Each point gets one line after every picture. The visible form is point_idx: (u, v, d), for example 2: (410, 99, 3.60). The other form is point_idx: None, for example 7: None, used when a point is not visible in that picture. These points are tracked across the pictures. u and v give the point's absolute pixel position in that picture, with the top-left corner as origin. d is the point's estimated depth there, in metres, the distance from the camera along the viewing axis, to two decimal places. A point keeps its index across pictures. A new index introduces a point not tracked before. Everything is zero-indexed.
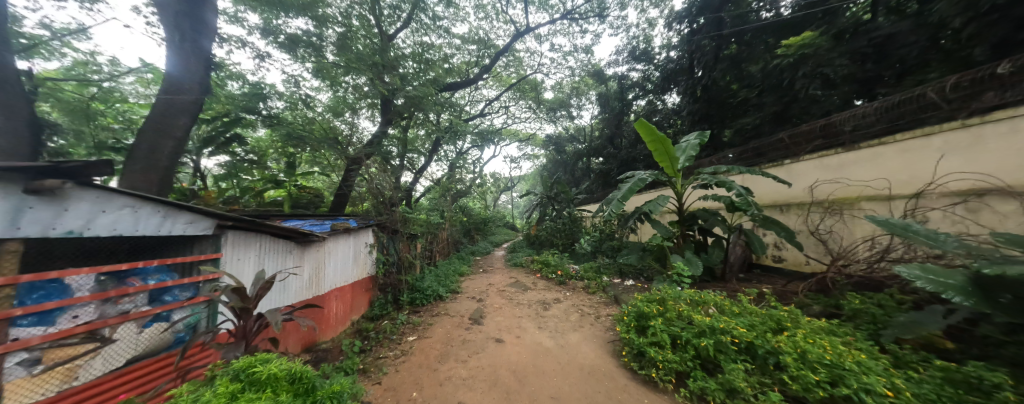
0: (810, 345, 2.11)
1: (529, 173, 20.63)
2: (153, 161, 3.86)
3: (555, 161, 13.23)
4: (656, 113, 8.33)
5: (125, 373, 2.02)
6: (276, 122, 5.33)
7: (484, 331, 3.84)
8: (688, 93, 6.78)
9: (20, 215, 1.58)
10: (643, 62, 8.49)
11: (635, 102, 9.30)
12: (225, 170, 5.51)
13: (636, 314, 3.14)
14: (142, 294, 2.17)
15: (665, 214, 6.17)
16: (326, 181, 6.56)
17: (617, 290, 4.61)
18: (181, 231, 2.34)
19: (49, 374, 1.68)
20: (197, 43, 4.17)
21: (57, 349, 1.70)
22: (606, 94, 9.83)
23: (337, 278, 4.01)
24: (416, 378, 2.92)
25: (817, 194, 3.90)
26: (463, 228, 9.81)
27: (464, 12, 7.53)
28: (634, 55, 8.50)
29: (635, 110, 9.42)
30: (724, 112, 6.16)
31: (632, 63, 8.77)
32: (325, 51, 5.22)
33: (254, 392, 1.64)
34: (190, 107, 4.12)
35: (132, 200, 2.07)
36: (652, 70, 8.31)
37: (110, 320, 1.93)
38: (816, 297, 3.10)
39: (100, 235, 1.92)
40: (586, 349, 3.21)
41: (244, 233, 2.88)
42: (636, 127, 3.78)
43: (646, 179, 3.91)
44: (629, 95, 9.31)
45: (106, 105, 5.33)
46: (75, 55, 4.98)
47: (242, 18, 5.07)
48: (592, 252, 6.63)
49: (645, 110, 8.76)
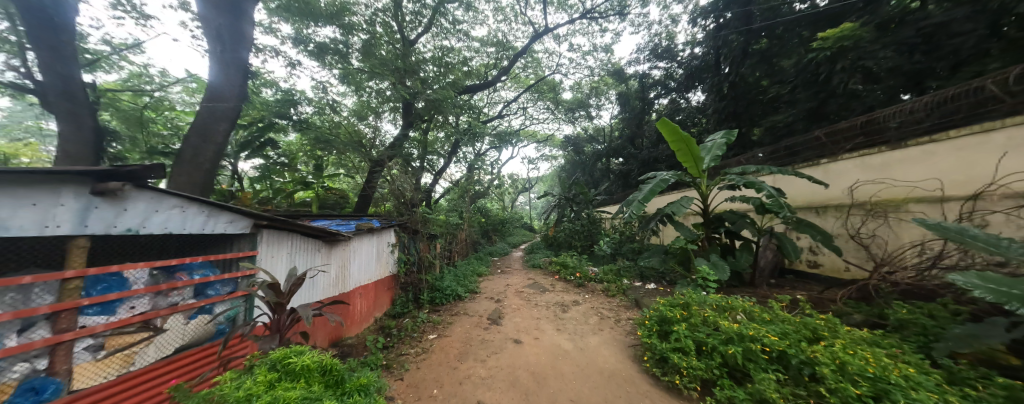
0: (850, 356, 1.97)
1: (547, 174, 20.50)
2: (196, 164, 4.15)
3: (573, 162, 13.06)
4: (679, 112, 8.08)
5: (175, 360, 2.20)
6: (306, 127, 5.59)
7: (503, 331, 3.86)
8: (714, 90, 6.52)
9: (87, 215, 1.77)
10: (666, 60, 8.26)
11: (657, 101, 9.05)
12: (260, 172, 5.85)
13: (659, 319, 3.07)
14: (189, 287, 2.34)
15: (689, 215, 5.96)
16: (350, 183, 6.79)
17: (638, 293, 4.50)
18: (222, 229, 2.50)
19: (111, 360, 1.88)
20: (235, 54, 4.43)
21: (116, 336, 1.93)
22: (626, 94, 9.64)
23: (361, 276, 4.14)
24: (437, 376, 2.98)
25: (858, 195, 3.65)
26: (481, 228, 9.88)
27: (484, 15, 7.58)
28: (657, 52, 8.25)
29: (656, 109, 9.16)
30: (753, 110, 5.84)
31: (653, 61, 8.55)
32: (350, 57, 5.51)
33: (290, 381, 1.74)
34: (230, 114, 4.39)
35: (181, 200, 2.24)
36: (675, 68, 8.11)
37: (161, 311, 2.11)
38: (856, 306, 2.90)
39: (153, 232, 2.10)
40: (606, 352, 3.16)
41: (278, 232, 3.03)
42: (657, 127, 3.67)
43: (669, 181, 3.80)
44: (650, 94, 9.09)
45: (157, 113, 5.78)
46: (131, 68, 5.46)
47: (276, 29, 5.37)
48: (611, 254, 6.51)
49: (667, 109, 8.54)
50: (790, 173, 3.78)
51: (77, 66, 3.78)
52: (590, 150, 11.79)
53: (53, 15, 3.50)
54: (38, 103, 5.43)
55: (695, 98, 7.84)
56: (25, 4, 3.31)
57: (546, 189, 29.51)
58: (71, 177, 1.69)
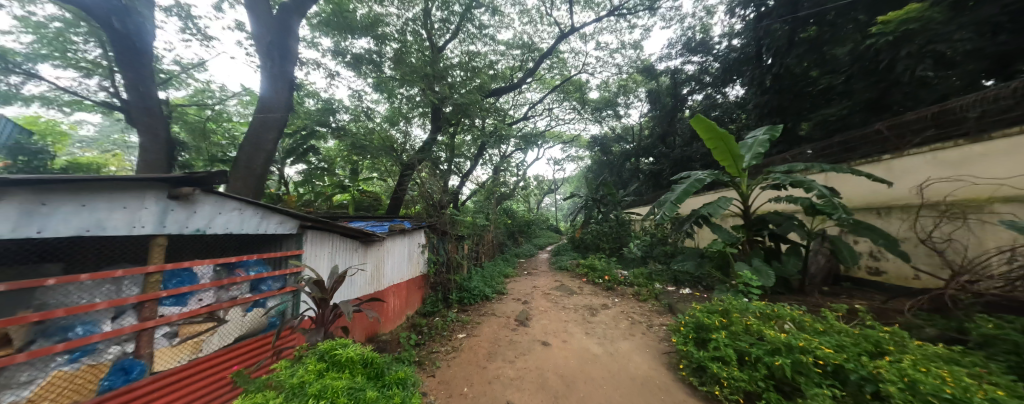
0: (922, 374, 1.73)
1: (573, 175, 20.19)
2: (250, 170, 4.52)
3: (600, 162, 12.75)
4: (715, 108, 7.67)
5: (236, 348, 2.44)
6: (343, 133, 5.93)
7: (530, 333, 3.86)
8: (754, 83, 6.11)
9: (166, 217, 2.01)
10: (701, 53, 7.96)
11: (691, 97, 8.80)
12: (303, 176, 6.29)
13: (695, 326, 2.93)
14: (246, 283, 2.58)
15: (727, 216, 5.64)
16: (383, 186, 7.09)
17: (671, 298, 4.32)
18: (274, 229, 2.72)
19: (185, 345, 2.15)
20: (283, 69, 4.80)
21: (188, 325, 2.17)
22: (657, 91, 9.47)
23: (394, 275, 4.31)
24: (467, 374, 3.03)
25: (930, 194, 3.26)
26: (507, 230, 9.96)
27: (509, 18, 7.63)
28: (690, 47, 8.03)
29: (690, 106, 9.00)
30: (800, 103, 5.38)
31: (686, 55, 8.26)
32: (383, 66, 5.82)
33: (337, 371, 1.85)
34: (278, 123, 4.75)
35: (240, 203, 2.46)
36: (711, 61, 7.74)
37: (223, 304, 2.35)
38: (928, 318, 2.60)
39: (218, 232, 2.33)
40: (638, 358, 3.06)
41: (321, 233, 3.25)
42: (692, 124, 3.52)
43: (706, 180, 3.62)
44: (683, 90, 8.82)
45: (217, 124, 6.37)
46: (197, 85, 6.12)
47: (317, 43, 5.75)
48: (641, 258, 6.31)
49: (702, 106, 8.19)
50: (845, 170, 3.46)
51: (153, 85, 4.26)
52: (618, 150, 11.49)
53: (134, 41, 3.99)
54: (124, 119, 6.22)
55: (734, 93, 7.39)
56: (113, 32, 3.81)
57: (570, 190, 29.18)
58: (154, 183, 1.95)
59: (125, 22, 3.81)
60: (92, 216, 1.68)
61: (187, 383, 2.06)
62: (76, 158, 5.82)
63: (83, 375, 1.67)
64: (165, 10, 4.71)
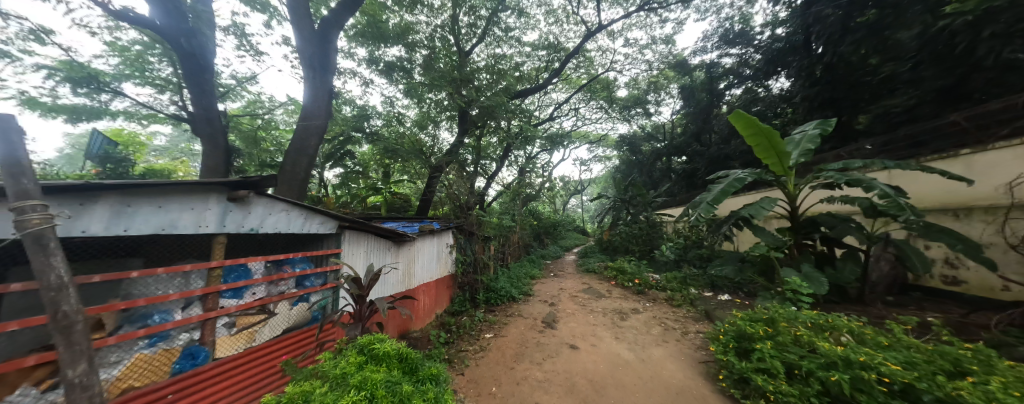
0: (1017, 399, 1.45)
1: (599, 175, 19.75)
2: (295, 174, 4.87)
3: (628, 162, 12.37)
4: (757, 102, 7.14)
5: (284, 339, 2.63)
6: (377, 138, 6.22)
7: (558, 335, 3.82)
8: (802, 75, 5.64)
9: (226, 217, 2.21)
10: (739, 45, 7.51)
11: (729, 92, 8.30)
12: (341, 179, 6.67)
13: (736, 335, 2.76)
14: (292, 279, 2.77)
15: (770, 218, 5.26)
16: (413, 188, 7.33)
17: (709, 304, 4.10)
18: (316, 229, 2.90)
19: (242, 334, 2.35)
20: (323, 79, 5.13)
21: (244, 316, 2.37)
22: (691, 87, 9.09)
23: (424, 274, 4.44)
24: (496, 374, 3.06)
25: (1019, 194, 2.81)
26: (533, 231, 9.93)
27: (535, 19, 7.63)
28: (727, 39, 7.60)
29: (729, 101, 8.49)
30: (858, 94, 4.86)
31: (724, 47, 7.85)
32: (413, 72, 6.13)
33: (375, 364, 1.93)
34: (318, 130, 5.07)
35: (287, 205, 2.65)
36: (752, 53, 7.27)
37: (272, 298, 2.54)
38: (1022, 336, 2.27)
39: (269, 231, 2.52)
40: (673, 367, 2.92)
41: (357, 233, 3.42)
42: (730, 120, 3.34)
43: (748, 179, 3.40)
44: (720, 85, 8.37)
45: (267, 132, 6.95)
46: (250, 97, 6.76)
47: (354, 53, 6.07)
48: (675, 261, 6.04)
49: (741, 100, 7.70)
50: (913, 167, 3.10)
51: (214, 99, 4.72)
52: (647, 149, 11.10)
53: (199, 60, 4.45)
54: (190, 129, 6.92)
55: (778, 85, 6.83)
56: (181, 52, 4.28)
57: (596, 190, 28.48)
58: (217, 187, 2.15)
59: (193, 42, 4.28)
60: (167, 216, 1.90)
61: (243, 368, 2.25)
62: (153, 165, 6.56)
63: (159, 358, 1.89)
64: (224, 30, 5.21)
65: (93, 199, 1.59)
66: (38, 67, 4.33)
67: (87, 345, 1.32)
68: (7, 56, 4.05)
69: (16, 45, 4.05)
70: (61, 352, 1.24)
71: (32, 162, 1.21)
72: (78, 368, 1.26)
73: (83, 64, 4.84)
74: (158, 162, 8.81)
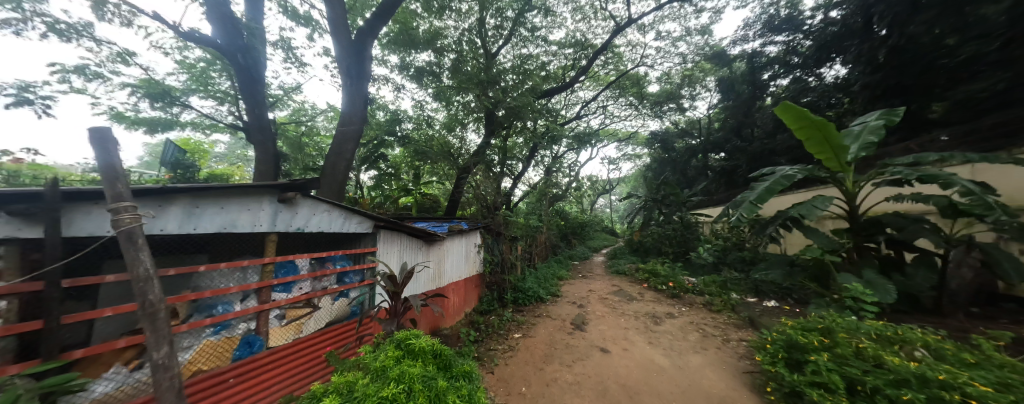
0: None
1: (628, 174, 19.12)
2: (335, 177, 5.17)
3: (659, 160, 11.88)
4: (806, 92, 6.56)
5: (328, 331, 2.81)
6: (408, 141, 6.47)
7: (588, 338, 3.76)
8: (860, 60, 5.11)
9: (276, 217, 2.40)
10: (786, 31, 6.93)
11: (773, 83, 7.70)
12: (375, 181, 7.00)
13: (786, 344, 2.55)
14: (333, 275, 2.95)
15: (824, 219, 4.82)
16: (442, 189, 7.53)
17: (752, 311, 3.84)
18: (353, 228, 3.07)
19: (292, 325, 2.53)
20: (359, 87, 5.41)
21: (293, 309, 2.55)
22: (730, 79, 8.54)
23: (454, 273, 4.55)
24: (526, 374, 3.06)
25: None
26: (560, 232, 9.84)
27: (562, 17, 7.54)
28: (772, 26, 7.04)
29: (773, 93, 7.88)
30: (932, 79, 4.31)
31: (768, 35, 7.32)
32: (442, 76, 6.30)
33: (412, 359, 2.00)
34: (355, 135, 5.34)
35: (328, 205, 2.83)
36: (801, 39, 6.71)
37: (316, 293, 2.71)
38: None
39: (313, 231, 2.71)
40: (713, 376, 2.76)
41: (391, 232, 3.57)
42: (777, 113, 3.12)
43: (797, 176, 3.15)
44: (763, 76, 7.78)
45: (310, 138, 7.47)
46: (296, 106, 7.34)
47: (386, 60, 6.34)
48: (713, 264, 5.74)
49: (787, 91, 7.11)
50: (1005, 160, 2.70)
51: (265, 109, 5.14)
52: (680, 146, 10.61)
53: (252, 73, 4.86)
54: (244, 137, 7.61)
55: (834, 72, 6.18)
56: (238, 67, 4.71)
57: (625, 190, 27.57)
58: (269, 189, 2.34)
59: (247, 57, 4.70)
60: (228, 216, 2.09)
61: (293, 357, 2.44)
62: (215, 170, 7.29)
63: (223, 345, 2.08)
64: (273, 45, 5.66)
65: (168, 201, 1.78)
66: (124, 86, 4.96)
67: (168, 330, 1.46)
68: (101, 77, 4.66)
69: (107, 67, 4.65)
70: (148, 336, 1.38)
71: (124, 167, 1.37)
72: (161, 351, 1.40)
73: (158, 82, 5.47)
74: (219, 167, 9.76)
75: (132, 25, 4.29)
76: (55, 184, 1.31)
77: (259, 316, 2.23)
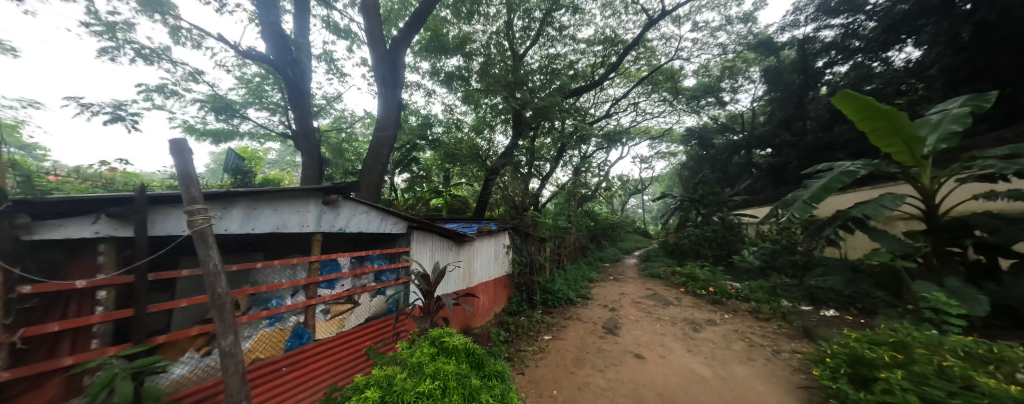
0: None
1: (661, 173, 18.29)
2: (372, 180, 5.44)
3: (695, 158, 11.25)
4: (869, 79, 5.89)
5: (367, 327, 2.95)
6: (438, 145, 6.68)
7: (621, 343, 3.64)
8: (938, 40, 4.49)
9: (321, 218, 2.56)
10: (845, 13, 6.27)
11: (830, 70, 7.00)
12: (408, 184, 7.28)
13: (850, 359, 2.30)
14: (371, 273, 3.09)
15: (895, 220, 4.29)
16: (471, 191, 7.66)
17: (808, 321, 3.52)
18: (389, 229, 3.21)
19: (335, 319, 2.69)
20: (393, 94, 5.66)
21: (336, 304, 2.71)
22: (778, 69, 8.09)
23: (483, 273, 4.61)
24: (557, 377, 3.03)
25: None
26: (590, 233, 9.62)
27: (591, 14, 7.40)
28: (828, 8, 6.42)
29: (829, 81, 7.14)
30: None
31: (823, 19, 6.70)
32: (470, 80, 6.46)
33: (446, 356, 2.04)
34: (389, 140, 5.60)
35: (366, 207, 2.97)
36: (863, 20, 6.04)
37: (356, 290, 2.86)
38: None
39: (353, 231, 2.87)
40: (763, 389, 2.57)
41: (424, 233, 3.69)
42: (835, 102, 2.88)
43: (861, 173, 2.87)
44: (817, 63, 7.11)
45: (349, 144, 7.94)
46: (337, 114, 7.88)
47: (418, 67, 6.58)
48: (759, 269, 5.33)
49: (845, 79, 6.43)
50: None
51: (310, 118, 5.51)
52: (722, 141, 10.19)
53: (298, 85, 5.26)
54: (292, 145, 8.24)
55: (904, 54, 5.52)
56: (288, 79, 5.12)
57: (657, 190, 26.38)
58: (315, 192, 2.51)
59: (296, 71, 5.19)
60: (281, 217, 2.27)
61: (337, 350, 2.60)
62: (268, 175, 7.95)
63: (277, 335, 2.26)
64: (318, 58, 6.10)
65: (232, 203, 1.97)
66: (194, 101, 5.56)
67: (234, 320, 1.59)
68: (176, 94, 5.27)
69: (181, 85, 5.25)
70: (217, 325, 1.51)
71: (197, 173, 1.53)
72: (228, 340, 1.53)
73: (222, 96, 6.08)
74: (270, 172, 10.67)
75: (201, 47, 4.82)
76: (142, 189, 1.50)
77: (306, 310, 2.39)
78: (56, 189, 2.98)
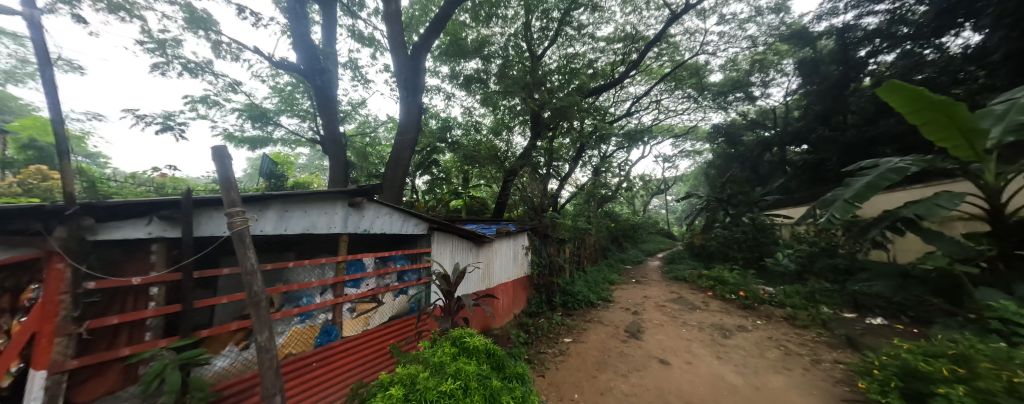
0: None
1: (684, 172, 17.63)
2: (394, 182, 5.59)
3: (721, 156, 10.78)
4: (918, 69, 5.42)
5: (391, 325, 3.03)
6: (458, 147, 6.77)
7: (645, 348, 3.54)
8: (1002, 23, 4.06)
9: (347, 219, 2.66)
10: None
11: (873, 60, 6.49)
12: (429, 186, 7.42)
13: (902, 372, 2.13)
14: (394, 273, 3.17)
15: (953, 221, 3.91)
16: (489, 192, 7.69)
17: (851, 329, 3.28)
18: (410, 230, 3.29)
19: (361, 317, 2.78)
20: (413, 98, 5.80)
21: (362, 303, 2.80)
22: (816, 60, 7.51)
23: (502, 274, 4.63)
24: (578, 381, 2.99)
25: None
26: (610, 234, 9.44)
27: (610, 12, 7.28)
28: None
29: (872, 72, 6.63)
30: None
31: (863, 5, 6.23)
32: (489, 82, 6.52)
33: (467, 356, 2.05)
34: (410, 143, 5.73)
35: (389, 208, 3.06)
36: (910, 5, 5.57)
37: (380, 289, 2.95)
38: None
39: (377, 232, 2.96)
40: (801, 401, 2.42)
41: (444, 234, 3.75)
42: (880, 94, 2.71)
43: (912, 169, 2.64)
44: (857, 53, 6.62)
45: (372, 148, 8.20)
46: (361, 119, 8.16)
47: (437, 71, 6.70)
48: (794, 273, 5.04)
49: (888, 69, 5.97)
50: None
51: (337, 124, 5.74)
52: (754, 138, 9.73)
53: (325, 92, 5.50)
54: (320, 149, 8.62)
55: (961, 40, 5.03)
56: (315, 87, 5.37)
57: (680, 189, 25.44)
58: (342, 195, 2.61)
59: (322, 78, 5.37)
60: (311, 219, 2.38)
61: (362, 347, 2.68)
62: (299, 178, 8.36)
63: (308, 332, 2.37)
64: (343, 66, 6.35)
65: (267, 206, 2.09)
66: (233, 110, 5.95)
67: (269, 316, 1.68)
68: (217, 104, 5.66)
69: (221, 95, 5.62)
70: (254, 321, 1.60)
71: (236, 178, 1.62)
72: (264, 335, 1.61)
73: (257, 105, 6.47)
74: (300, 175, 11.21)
75: (238, 59, 5.14)
76: (189, 193, 1.61)
77: (333, 308, 2.48)
78: (116, 194, 3.25)
